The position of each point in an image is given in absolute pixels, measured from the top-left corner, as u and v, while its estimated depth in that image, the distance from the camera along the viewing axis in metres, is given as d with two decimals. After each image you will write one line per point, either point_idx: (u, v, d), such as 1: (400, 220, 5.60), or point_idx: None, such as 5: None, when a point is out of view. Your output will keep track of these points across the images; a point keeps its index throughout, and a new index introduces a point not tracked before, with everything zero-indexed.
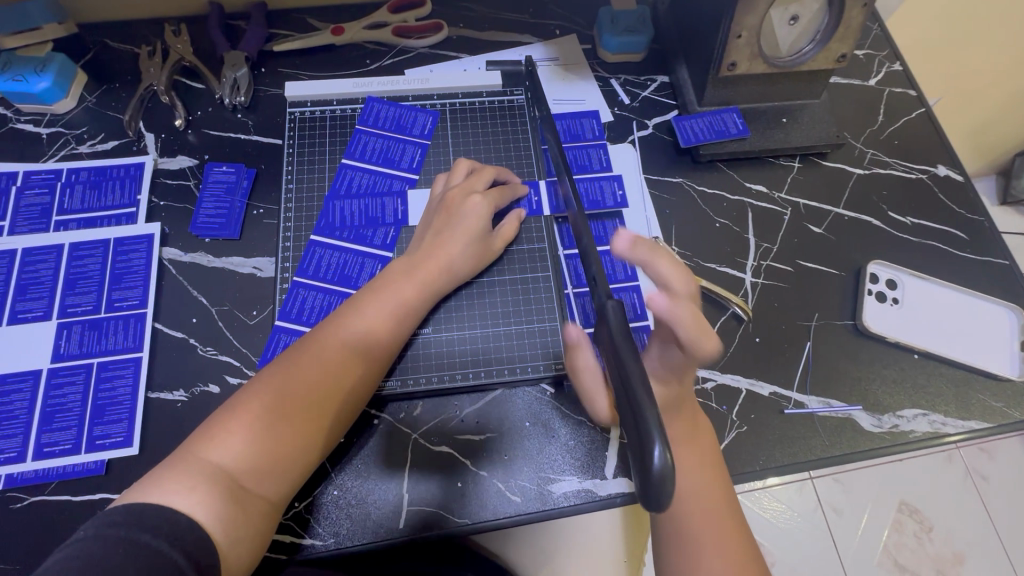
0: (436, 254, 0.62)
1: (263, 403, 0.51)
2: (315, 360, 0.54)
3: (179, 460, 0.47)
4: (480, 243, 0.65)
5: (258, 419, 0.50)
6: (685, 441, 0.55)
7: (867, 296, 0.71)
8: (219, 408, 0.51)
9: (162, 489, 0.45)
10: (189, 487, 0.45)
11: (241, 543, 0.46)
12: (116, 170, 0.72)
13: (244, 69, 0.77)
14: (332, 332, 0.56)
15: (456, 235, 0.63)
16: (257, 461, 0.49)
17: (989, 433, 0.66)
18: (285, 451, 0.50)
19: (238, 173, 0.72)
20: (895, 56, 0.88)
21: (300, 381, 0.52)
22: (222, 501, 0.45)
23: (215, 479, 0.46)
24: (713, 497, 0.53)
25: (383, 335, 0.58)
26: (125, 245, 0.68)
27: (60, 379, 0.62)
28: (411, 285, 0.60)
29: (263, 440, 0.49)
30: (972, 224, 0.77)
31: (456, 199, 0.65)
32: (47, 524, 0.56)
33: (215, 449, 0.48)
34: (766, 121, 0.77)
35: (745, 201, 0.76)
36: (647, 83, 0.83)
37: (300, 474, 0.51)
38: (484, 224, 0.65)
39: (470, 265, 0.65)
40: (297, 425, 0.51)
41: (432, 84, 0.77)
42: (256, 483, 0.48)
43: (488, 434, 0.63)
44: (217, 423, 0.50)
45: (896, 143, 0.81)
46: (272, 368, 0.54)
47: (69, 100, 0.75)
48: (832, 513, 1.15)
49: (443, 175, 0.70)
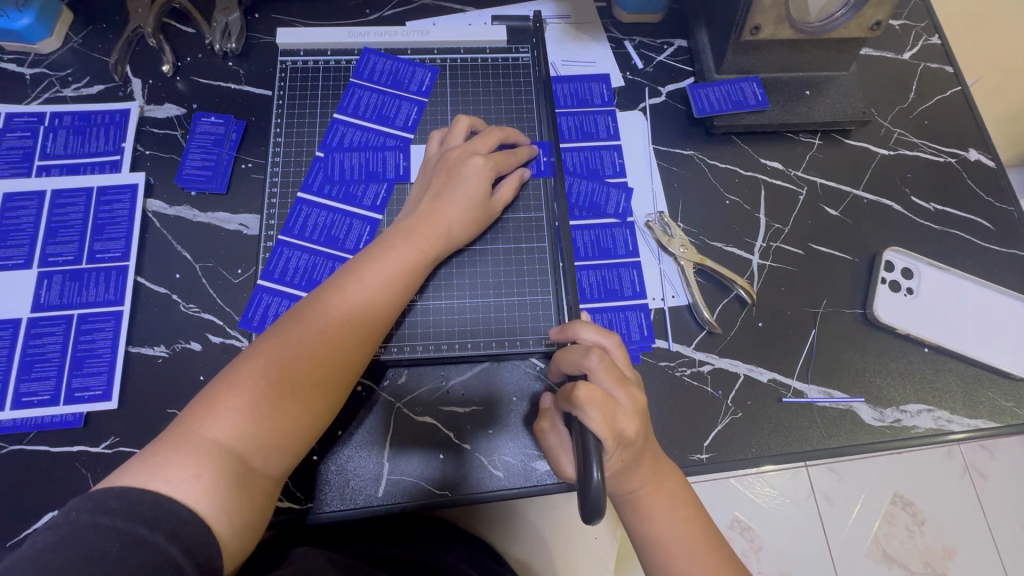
0: (437, 217, 0.58)
1: (264, 375, 0.47)
2: (315, 328, 0.50)
3: (178, 442, 0.43)
4: (480, 208, 0.61)
5: (260, 392, 0.46)
6: (651, 484, 0.51)
7: (880, 283, 0.67)
8: (212, 382, 0.47)
9: (161, 476, 0.41)
10: (194, 474, 0.41)
11: (245, 530, 0.43)
12: (101, 115, 0.69)
13: (237, 14, 0.73)
14: (329, 298, 0.52)
15: (457, 197, 0.59)
16: (262, 437, 0.46)
17: (996, 432, 0.63)
18: (291, 424, 0.47)
19: (226, 124, 0.69)
20: (935, 28, 0.81)
21: (302, 352, 0.49)
22: (227, 488, 0.42)
23: (220, 461, 0.43)
24: (688, 532, 0.50)
25: (387, 300, 0.54)
26: (108, 194, 0.66)
27: (39, 329, 0.60)
28: (412, 249, 0.56)
29: (266, 419, 0.46)
30: (1000, 213, 0.73)
31: (456, 158, 0.61)
32: (27, 471, 0.56)
33: (216, 430, 0.44)
34: (788, 93, 0.72)
35: (759, 178, 0.72)
36: (664, 47, 0.77)
37: (306, 445, 0.49)
38: (484, 187, 0.61)
39: (470, 231, 0.61)
40: (302, 397, 0.48)
41: (432, 37, 0.72)
42: (262, 461, 0.46)
43: (473, 407, 0.61)
44: (214, 400, 0.45)
45: (925, 124, 0.76)
46: (269, 338, 0.50)
47: (54, 39, 0.72)
48: (824, 501, 1.13)
49: (440, 132, 0.66)
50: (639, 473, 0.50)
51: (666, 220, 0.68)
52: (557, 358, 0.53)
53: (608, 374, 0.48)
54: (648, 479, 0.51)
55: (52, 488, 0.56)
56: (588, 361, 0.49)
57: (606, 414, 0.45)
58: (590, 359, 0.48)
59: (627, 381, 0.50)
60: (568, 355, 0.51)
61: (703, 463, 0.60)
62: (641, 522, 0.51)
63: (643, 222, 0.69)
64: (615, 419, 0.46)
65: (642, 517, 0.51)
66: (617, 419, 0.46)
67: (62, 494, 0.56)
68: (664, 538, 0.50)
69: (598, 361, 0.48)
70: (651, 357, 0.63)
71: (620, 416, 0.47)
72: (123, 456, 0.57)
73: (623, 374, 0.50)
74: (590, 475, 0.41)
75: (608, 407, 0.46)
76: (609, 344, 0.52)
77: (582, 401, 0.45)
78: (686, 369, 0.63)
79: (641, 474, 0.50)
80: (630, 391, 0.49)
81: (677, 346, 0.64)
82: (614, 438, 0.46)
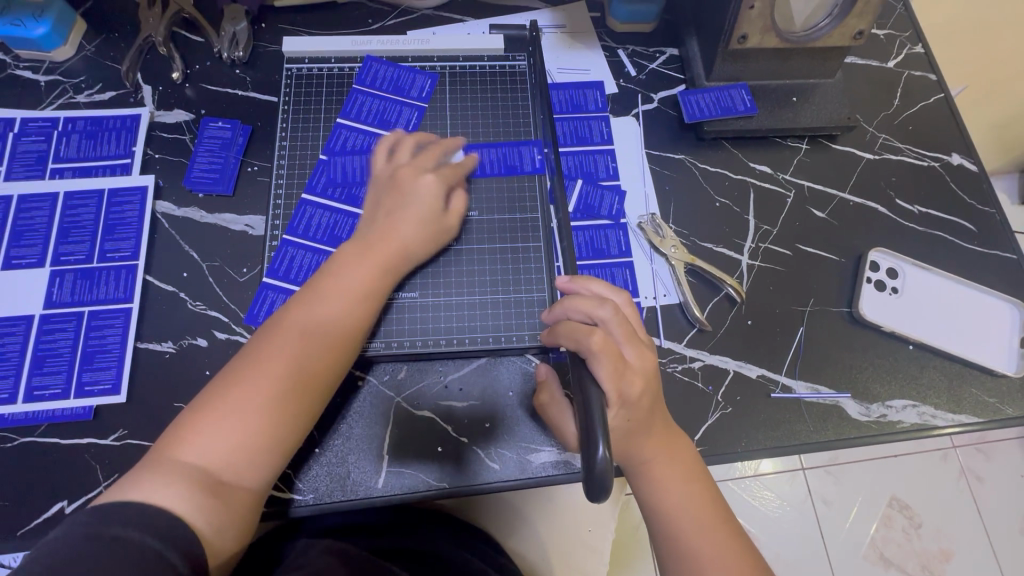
0: (390, 234, 0.59)
1: (226, 400, 0.48)
2: (276, 349, 0.51)
3: (155, 462, 0.46)
4: (433, 221, 0.62)
5: (225, 415, 0.48)
6: (663, 456, 0.53)
7: (866, 283, 0.69)
8: (189, 406, 0.50)
9: (140, 490, 0.44)
10: (170, 486, 0.45)
11: (226, 532, 0.46)
12: (112, 120, 0.71)
13: (244, 23, 0.76)
14: (288, 319, 0.53)
15: (409, 214, 0.61)
16: (233, 453, 0.47)
17: (980, 427, 0.65)
18: (259, 439, 0.48)
19: (233, 129, 0.72)
20: (918, 38, 0.84)
21: (263, 373, 0.50)
22: (202, 496, 0.45)
23: (193, 474, 0.45)
24: (696, 504, 0.52)
25: (347, 316, 0.55)
26: (119, 196, 0.68)
27: (52, 325, 0.62)
28: (367, 266, 0.57)
29: (236, 435, 0.48)
30: (983, 215, 0.75)
31: (406, 176, 0.63)
32: (39, 462, 0.58)
33: (188, 449, 0.46)
34: (776, 99, 0.75)
35: (748, 181, 0.74)
36: (656, 55, 0.80)
37: (283, 458, 0.50)
38: (435, 202, 0.62)
39: (427, 244, 0.62)
40: (268, 415, 0.49)
41: (433, 45, 0.75)
42: (234, 474, 0.47)
43: (471, 402, 0.63)
44: (187, 423, 0.48)
45: (910, 129, 0.79)
46: (233, 364, 0.51)
47: (68, 48, 0.74)
48: (821, 505, 1.15)
49: (383, 144, 0.67)
50: (649, 443, 0.52)
51: (657, 222, 0.71)
52: (558, 309, 0.55)
53: (619, 326, 0.52)
54: (661, 451, 0.53)
55: (62, 479, 0.58)
56: (600, 311, 0.52)
57: (613, 366, 0.49)
58: (603, 309, 0.52)
59: (638, 340, 0.53)
60: (576, 304, 0.53)
61: None
62: (652, 493, 0.53)
63: (635, 223, 0.71)
64: (623, 375, 0.50)
65: (653, 487, 0.53)
66: (625, 375, 0.50)
67: (71, 484, 0.57)
68: (675, 508, 0.52)
69: (610, 312, 0.52)
70: None
71: (628, 375, 0.50)
72: (131, 447, 0.59)
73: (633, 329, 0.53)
74: (594, 451, 0.42)
75: (618, 362, 0.49)
76: (620, 299, 0.55)
77: (595, 349, 0.49)
78: (678, 365, 0.65)
79: (653, 445, 0.52)
80: (641, 349, 0.52)
81: (668, 343, 0.66)
82: (620, 392, 0.49)
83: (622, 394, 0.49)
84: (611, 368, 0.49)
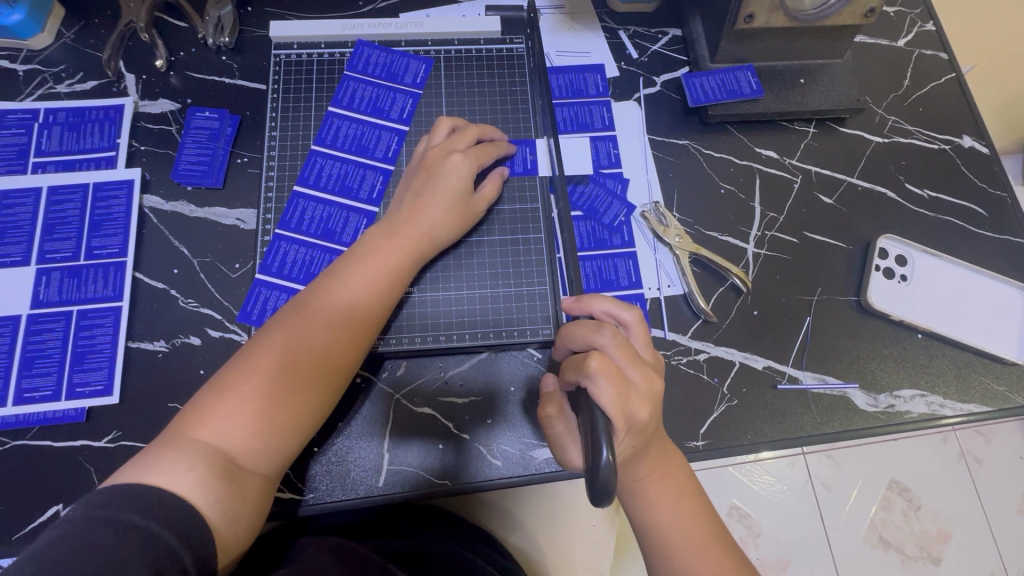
0: (419, 217, 0.58)
1: (249, 383, 0.48)
2: (301, 333, 0.51)
3: (170, 443, 0.45)
4: (462, 206, 0.61)
5: (250, 398, 0.47)
6: (654, 473, 0.52)
7: (875, 271, 0.68)
8: (203, 388, 0.48)
9: (156, 469, 0.42)
10: (187, 467, 0.43)
11: (238, 522, 0.44)
12: (95, 111, 0.69)
13: (229, 7, 0.73)
14: (315, 302, 0.53)
15: (436, 196, 0.59)
16: (254, 438, 0.47)
17: (988, 417, 0.64)
18: (279, 426, 0.48)
19: (221, 119, 0.69)
20: (929, 15, 0.81)
21: (288, 357, 0.49)
22: (218, 483, 0.43)
23: (213, 458, 0.44)
24: (691, 523, 0.51)
25: (371, 301, 0.54)
26: (105, 191, 0.66)
27: (40, 325, 0.61)
28: (394, 251, 0.57)
29: (258, 420, 0.47)
30: (994, 199, 0.73)
31: (435, 159, 0.61)
32: (32, 465, 0.57)
33: (207, 431, 0.46)
34: (782, 81, 0.73)
35: (754, 167, 0.72)
36: (658, 37, 0.77)
37: (295, 445, 0.50)
38: (466, 185, 0.60)
39: (454, 230, 0.61)
40: (287, 401, 0.48)
41: (426, 29, 0.72)
42: (252, 460, 0.47)
43: (473, 398, 0.62)
44: (205, 406, 0.47)
45: (920, 111, 0.76)
46: (256, 344, 0.50)
47: (46, 35, 0.71)
48: (822, 488, 1.15)
49: (425, 135, 0.65)
50: (645, 462, 0.51)
51: (661, 211, 0.69)
52: (563, 335, 0.53)
53: (621, 350, 0.49)
54: (653, 469, 0.52)
55: (55, 483, 0.56)
56: (600, 336, 0.50)
57: (616, 389, 0.46)
58: (602, 334, 0.49)
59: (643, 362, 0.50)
60: (576, 331, 0.52)
61: (699, 450, 0.61)
62: (645, 515, 0.52)
63: (639, 212, 0.69)
64: (626, 399, 0.47)
65: (646, 507, 0.52)
66: (630, 400, 0.47)
67: (66, 487, 0.56)
68: (673, 531, 0.51)
69: (609, 338, 0.49)
70: None
71: (633, 398, 0.47)
72: (125, 449, 0.58)
73: (637, 354, 0.50)
74: (598, 456, 0.41)
75: (621, 383, 0.47)
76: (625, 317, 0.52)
77: (595, 371, 0.46)
78: (682, 358, 0.64)
79: (645, 465, 0.51)
80: (646, 373, 0.49)
81: (672, 335, 0.65)
82: (625, 419, 0.46)
83: (627, 420, 0.47)
84: (614, 390, 0.46)
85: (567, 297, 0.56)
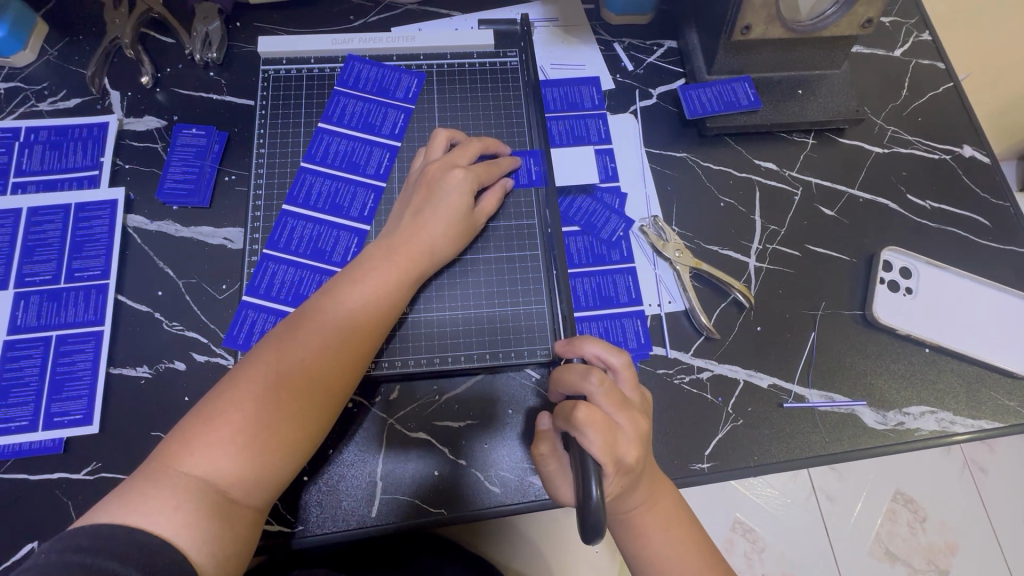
0: (419, 235, 0.57)
1: (240, 409, 0.46)
2: (296, 355, 0.48)
3: (156, 475, 0.42)
4: (463, 222, 0.59)
5: (240, 426, 0.45)
6: (646, 501, 0.50)
7: (879, 284, 0.66)
8: (190, 413, 0.46)
9: (141, 508, 0.40)
10: (174, 505, 0.41)
11: (227, 563, 0.42)
12: (77, 130, 0.67)
13: (217, 22, 0.71)
14: (310, 322, 0.50)
15: (437, 213, 0.58)
16: (245, 469, 0.44)
17: (999, 433, 0.62)
18: (271, 455, 0.46)
19: (209, 136, 0.67)
20: (924, 25, 0.81)
21: (280, 382, 0.47)
22: (207, 522, 0.41)
23: (202, 493, 0.42)
24: (683, 552, 0.49)
25: (370, 321, 0.53)
26: (87, 211, 0.64)
27: (17, 352, 0.58)
28: (393, 269, 0.55)
29: (249, 450, 0.45)
30: (997, 209, 0.72)
31: (436, 173, 0.59)
32: (6, 500, 0.54)
33: (194, 462, 0.43)
34: (780, 92, 0.72)
35: (753, 179, 0.71)
36: (653, 49, 0.76)
37: (290, 473, 0.47)
38: (468, 201, 0.59)
39: (454, 247, 0.59)
40: (281, 428, 0.46)
41: (418, 43, 0.71)
42: (243, 491, 0.44)
43: (468, 421, 0.59)
44: (193, 433, 0.44)
45: (919, 121, 0.75)
46: (246, 368, 0.48)
47: (29, 52, 0.70)
48: (826, 501, 1.13)
49: (422, 149, 0.64)
50: (635, 493, 0.49)
51: (660, 225, 0.67)
52: (555, 379, 0.52)
53: (608, 398, 0.47)
54: (644, 498, 0.49)
55: (30, 519, 0.54)
56: (588, 382, 0.48)
57: (605, 437, 0.44)
58: (590, 381, 0.48)
59: (631, 406, 0.49)
60: (567, 374, 0.50)
61: (704, 473, 0.59)
62: (636, 543, 0.50)
63: (637, 226, 0.68)
64: (615, 445, 0.45)
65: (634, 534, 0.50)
66: (618, 445, 0.45)
67: (41, 523, 0.54)
68: (663, 560, 0.49)
69: (597, 384, 0.47)
70: (648, 365, 0.62)
71: (621, 443, 0.46)
72: (105, 482, 0.55)
73: (626, 398, 0.49)
74: (589, 491, 0.41)
75: (610, 432, 0.45)
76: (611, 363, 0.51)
77: (583, 422, 0.44)
78: (685, 377, 0.62)
79: (638, 494, 0.49)
80: (633, 417, 0.48)
81: (674, 353, 0.63)
82: (614, 464, 0.45)
83: (615, 464, 0.45)
84: (604, 439, 0.44)
85: (561, 338, 0.55)
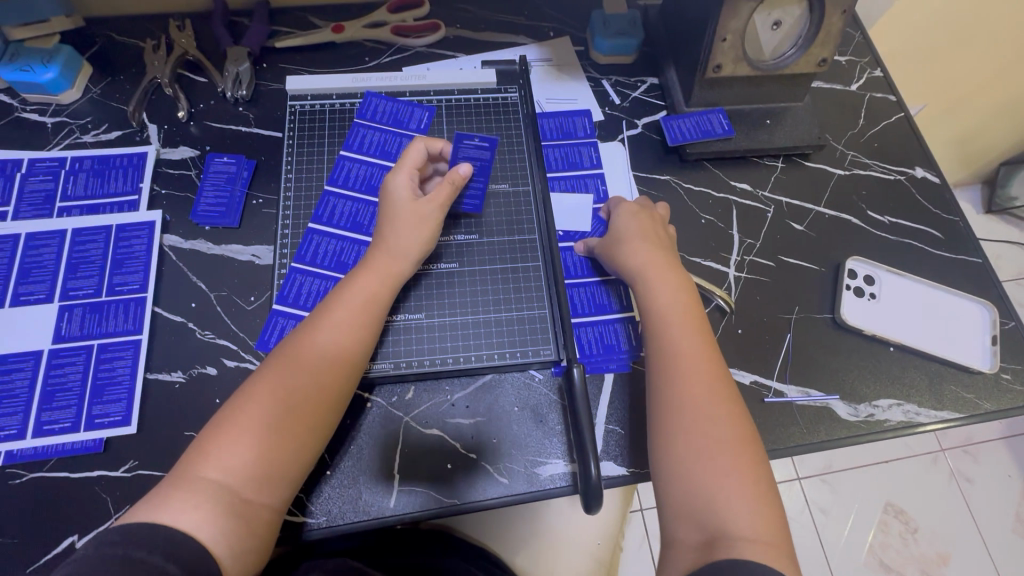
0: (382, 244, 0.63)
1: (244, 418, 0.51)
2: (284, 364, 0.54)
3: (178, 481, 0.48)
4: (413, 217, 0.64)
5: (247, 433, 0.50)
6: (692, 350, 0.58)
7: (846, 290, 0.73)
8: (208, 424, 0.52)
9: (166, 508, 0.46)
10: (194, 505, 0.46)
11: (245, 555, 0.47)
12: (118, 159, 0.74)
13: (247, 64, 0.80)
14: (296, 335, 0.57)
15: (390, 220, 0.64)
16: (254, 472, 0.49)
17: (960, 423, 0.68)
18: (276, 458, 0.50)
19: (238, 164, 0.74)
20: (876, 62, 0.91)
21: (277, 392, 0.52)
22: (223, 519, 0.46)
23: (218, 493, 0.47)
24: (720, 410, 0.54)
25: (345, 322, 0.57)
26: (126, 232, 0.70)
27: (61, 359, 0.63)
28: (360, 275, 0.61)
29: (256, 454, 0.50)
30: (948, 223, 0.80)
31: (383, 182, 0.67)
32: (48, 498, 0.58)
33: (210, 466, 0.48)
34: (751, 122, 0.80)
35: (730, 199, 0.79)
36: (638, 85, 0.85)
37: (297, 473, 0.52)
38: (408, 197, 0.64)
39: (416, 244, 0.64)
40: (282, 431, 0.51)
41: (429, 80, 0.79)
42: (255, 491, 0.49)
43: (478, 418, 0.65)
44: (208, 442, 0.50)
45: (875, 146, 0.84)
46: (251, 384, 0.54)
47: (75, 91, 0.77)
48: (820, 514, 1.18)
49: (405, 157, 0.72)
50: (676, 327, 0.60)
51: None
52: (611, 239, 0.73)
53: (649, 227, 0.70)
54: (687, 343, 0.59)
55: (71, 514, 0.57)
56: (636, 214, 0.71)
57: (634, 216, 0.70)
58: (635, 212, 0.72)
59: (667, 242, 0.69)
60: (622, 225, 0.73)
61: None
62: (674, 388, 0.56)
63: None
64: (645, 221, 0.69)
65: (678, 384, 0.56)
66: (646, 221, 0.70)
67: (81, 518, 0.57)
68: (696, 403, 0.54)
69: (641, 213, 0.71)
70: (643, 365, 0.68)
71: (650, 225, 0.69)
72: (142, 479, 0.59)
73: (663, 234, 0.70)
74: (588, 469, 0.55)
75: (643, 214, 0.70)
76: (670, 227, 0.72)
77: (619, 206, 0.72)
78: None
79: (682, 337, 0.59)
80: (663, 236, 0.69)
81: None
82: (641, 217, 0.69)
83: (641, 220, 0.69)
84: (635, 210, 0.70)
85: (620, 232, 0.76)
